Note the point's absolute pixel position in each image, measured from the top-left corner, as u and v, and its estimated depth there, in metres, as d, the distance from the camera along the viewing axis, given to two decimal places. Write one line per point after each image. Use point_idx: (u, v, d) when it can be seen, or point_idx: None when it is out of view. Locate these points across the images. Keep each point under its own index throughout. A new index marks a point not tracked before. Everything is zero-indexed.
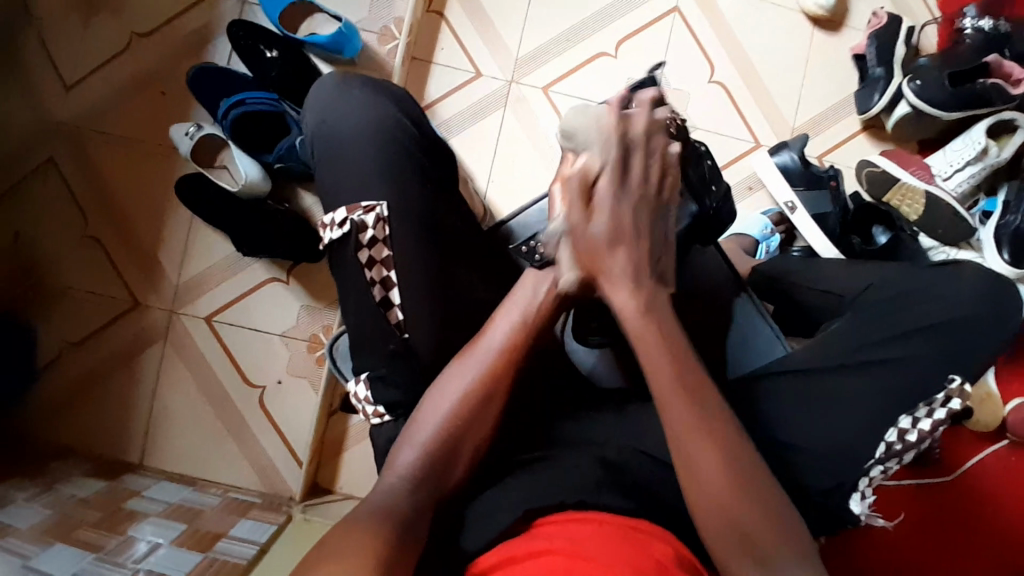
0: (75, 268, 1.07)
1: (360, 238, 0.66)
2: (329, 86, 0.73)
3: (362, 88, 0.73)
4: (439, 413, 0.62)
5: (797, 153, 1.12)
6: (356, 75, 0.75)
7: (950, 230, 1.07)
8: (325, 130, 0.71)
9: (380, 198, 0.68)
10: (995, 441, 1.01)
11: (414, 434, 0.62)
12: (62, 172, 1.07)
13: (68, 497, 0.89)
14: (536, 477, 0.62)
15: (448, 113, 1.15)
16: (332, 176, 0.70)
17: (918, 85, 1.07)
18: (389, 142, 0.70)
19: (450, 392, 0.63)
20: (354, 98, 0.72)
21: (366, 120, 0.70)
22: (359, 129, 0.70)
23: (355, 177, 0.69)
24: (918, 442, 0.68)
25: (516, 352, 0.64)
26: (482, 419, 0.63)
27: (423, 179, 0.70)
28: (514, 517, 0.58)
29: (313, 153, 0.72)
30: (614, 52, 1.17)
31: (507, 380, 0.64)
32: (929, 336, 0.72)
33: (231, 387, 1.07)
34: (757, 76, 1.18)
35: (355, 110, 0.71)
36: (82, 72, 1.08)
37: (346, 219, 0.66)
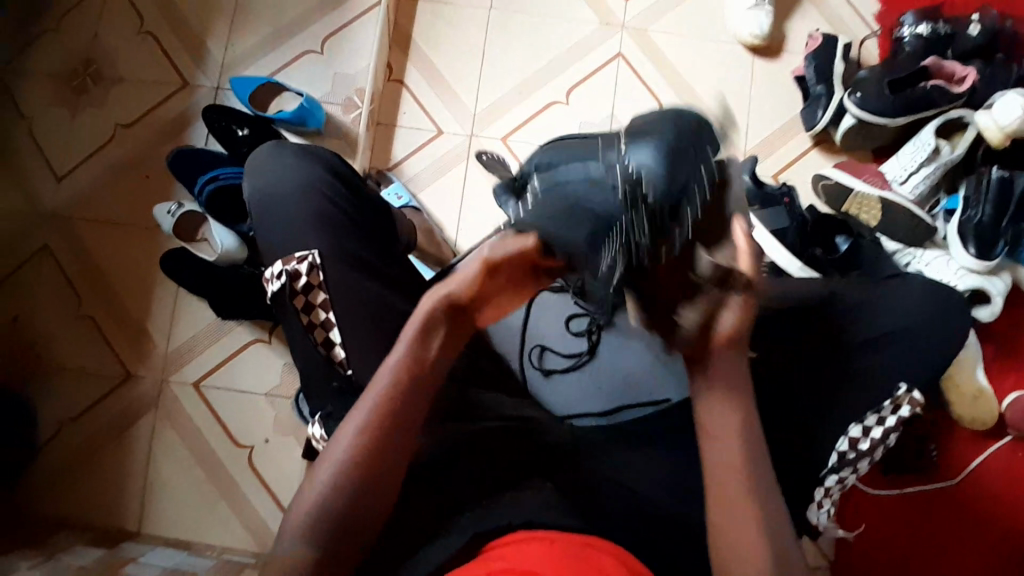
0: (71, 347, 1.14)
1: (294, 285, 0.71)
2: (266, 155, 0.79)
3: (294, 150, 0.80)
4: (324, 480, 0.57)
5: (748, 174, 1.15)
6: (288, 141, 0.82)
7: (912, 233, 1.09)
8: (259, 192, 0.77)
9: (313, 247, 0.72)
10: (997, 439, 1.03)
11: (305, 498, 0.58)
12: (55, 259, 1.15)
13: (65, 564, 0.91)
14: (485, 499, 0.64)
15: (413, 170, 1.22)
16: (268, 230, 0.76)
17: (859, 97, 1.11)
18: (317, 193, 0.76)
19: (336, 455, 0.58)
20: (285, 164, 0.78)
21: (296, 181, 0.76)
22: (290, 185, 0.76)
23: (288, 227, 0.74)
24: (872, 450, 0.71)
25: (394, 406, 0.59)
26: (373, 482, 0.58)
27: (350, 223, 0.76)
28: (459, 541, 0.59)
29: (251, 213, 0.78)
30: (565, 99, 1.24)
31: (397, 435, 0.59)
32: (876, 350, 0.75)
33: (221, 448, 1.10)
34: (704, 106, 1.24)
35: (287, 169, 0.78)
36: (76, 167, 1.18)
37: (281, 270, 0.71)
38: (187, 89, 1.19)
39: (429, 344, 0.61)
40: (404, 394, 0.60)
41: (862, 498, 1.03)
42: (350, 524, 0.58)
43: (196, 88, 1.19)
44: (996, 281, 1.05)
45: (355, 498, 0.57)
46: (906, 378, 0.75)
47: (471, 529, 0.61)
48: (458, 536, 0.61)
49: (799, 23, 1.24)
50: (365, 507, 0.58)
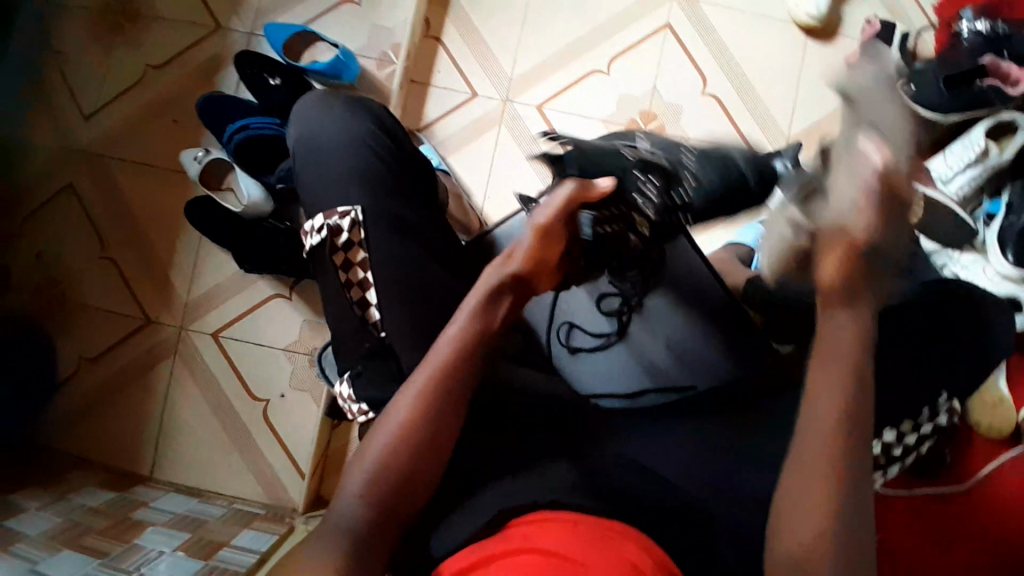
0: (91, 289, 1.13)
1: (335, 240, 0.69)
2: (312, 101, 0.77)
3: (339, 101, 0.77)
4: (389, 435, 0.59)
5: (790, 161, 1.11)
6: (332, 91, 0.80)
7: (954, 235, 1.05)
8: (300, 142, 0.75)
9: (355, 203, 0.71)
10: (1011, 448, 1.00)
11: (366, 459, 0.58)
12: (79, 197, 1.14)
13: (79, 506, 0.92)
14: (513, 477, 0.63)
15: (445, 132, 1.19)
16: (307, 182, 0.74)
17: (914, 88, 1.04)
18: (360, 147, 0.74)
19: (400, 410, 0.60)
20: (331, 113, 0.76)
21: (342, 132, 0.74)
22: (335, 136, 0.74)
23: (330, 179, 0.72)
24: (903, 455, 0.72)
25: (460, 377, 0.61)
26: (436, 443, 0.59)
27: (390, 178, 0.73)
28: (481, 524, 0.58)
29: (290, 164, 0.76)
30: (606, 69, 1.19)
31: (456, 401, 0.61)
32: None
33: (238, 399, 1.10)
34: (751, 86, 1.19)
35: (330, 119, 0.75)
36: (103, 104, 1.15)
37: (323, 225, 0.70)
38: (218, 31, 1.15)
39: (492, 322, 0.64)
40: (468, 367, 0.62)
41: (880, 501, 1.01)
42: (410, 489, 0.58)
43: (228, 31, 1.15)
44: None
45: (412, 465, 0.58)
46: (948, 388, 0.73)
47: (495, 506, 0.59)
48: (481, 512, 0.59)
49: (857, 6, 1.19)
50: (427, 469, 0.59)
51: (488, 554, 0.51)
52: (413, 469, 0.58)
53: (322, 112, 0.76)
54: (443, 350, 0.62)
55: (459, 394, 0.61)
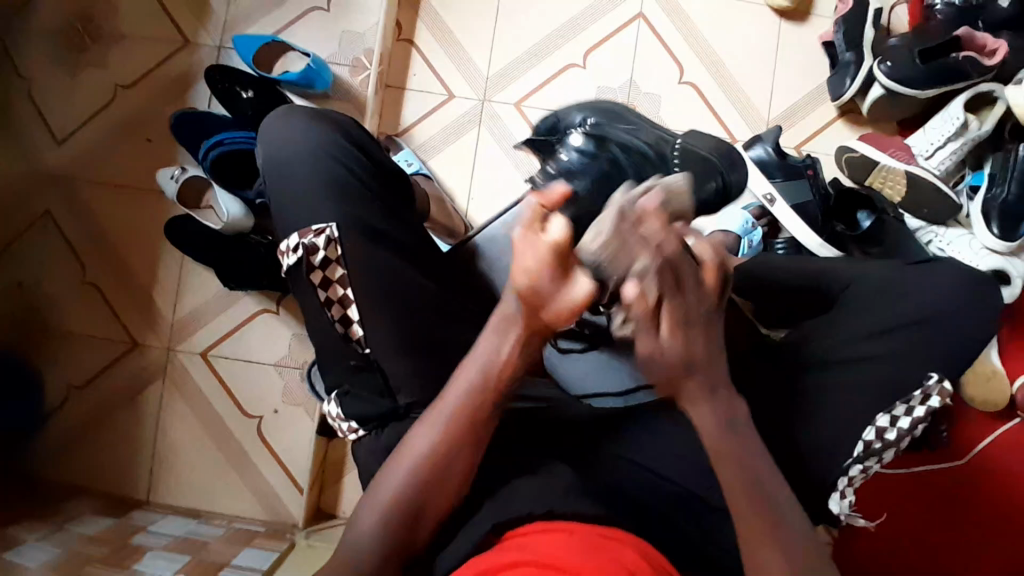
0: (75, 316, 1.11)
1: (311, 260, 0.67)
2: (277, 116, 0.75)
3: (306, 115, 0.75)
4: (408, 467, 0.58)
5: (771, 145, 1.11)
6: (297, 104, 0.77)
7: (938, 211, 1.06)
8: (271, 162, 0.73)
9: (330, 221, 0.69)
10: (1008, 419, 1.01)
11: (385, 487, 0.59)
12: (55, 223, 1.12)
13: (77, 534, 0.91)
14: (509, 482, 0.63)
15: (424, 136, 1.17)
16: (281, 202, 0.72)
17: (889, 66, 1.06)
18: (334, 163, 0.72)
19: (421, 443, 0.58)
20: (298, 127, 0.74)
21: (311, 147, 0.72)
22: (305, 151, 0.72)
23: (304, 197, 0.70)
24: (898, 439, 0.70)
25: (474, 418, 0.58)
26: (455, 473, 0.59)
27: (367, 193, 0.72)
28: (484, 532, 0.58)
29: (262, 185, 0.74)
30: (582, 63, 1.19)
31: (479, 433, 0.58)
32: (901, 334, 0.74)
33: (231, 417, 1.09)
34: (728, 72, 1.19)
35: (300, 135, 0.73)
36: (75, 127, 1.13)
37: (298, 244, 0.68)
38: (187, 47, 1.13)
39: (502, 361, 0.57)
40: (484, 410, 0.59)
41: (878, 479, 1.03)
42: (428, 516, 0.58)
43: (196, 45, 1.13)
44: (1019, 261, 1.02)
45: (430, 494, 0.58)
46: (936, 369, 0.74)
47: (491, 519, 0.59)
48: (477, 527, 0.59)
49: None
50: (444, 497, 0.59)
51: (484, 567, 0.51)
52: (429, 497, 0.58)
53: (292, 130, 0.74)
54: (456, 392, 0.58)
55: (472, 435, 0.58)
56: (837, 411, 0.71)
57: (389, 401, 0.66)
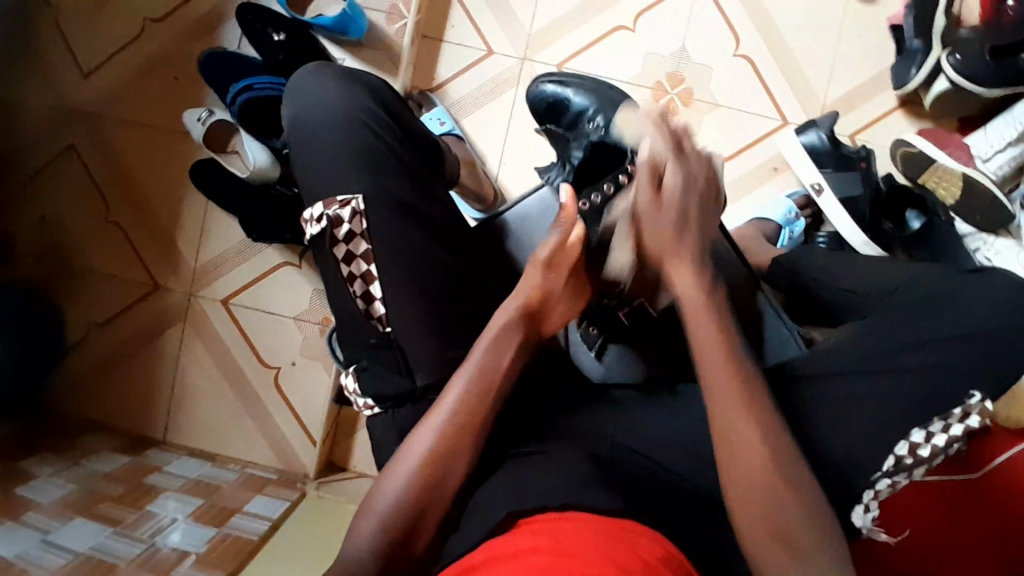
0: (98, 254, 1.11)
1: (335, 232, 0.66)
2: (306, 76, 0.72)
3: (336, 77, 0.72)
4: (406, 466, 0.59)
5: (825, 132, 1.06)
6: (327, 63, 0.74)
7: (988, 215, 0.99)
8: (296, 125, 0.71)
9: (357, 191, 0.67)
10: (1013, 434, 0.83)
11: (386, 488, 0.59)
12: (82, 159, 1.11)
13: (93, 471, 0.94)
14: (526, 469, 0.61)
15: (457, 93, 1.12)
16: (306, 169, 0.69)
17: (959, 58, 0.97)
18: (363, 130, 0.69)
19: (418, 441, 0.60)
20: (329, 89, 0.71)
21: (341, 113, 0.70)
22: (335, 117, 0.70)
23: (333, 162, 0.68)
24: (930, 457, 0.67)
25: (474, 421, 0.60)
26: (453, 470, 0.59)
27: (396, 161, 0.70)
28: (501, 516, 0.54)
29: (288, 145, 0.71)
30: (632, 25, 1.11)
31: (472, 431, 0.60)
32: (947, 351, 0.70)
33: (248, 367, 1.10)
34: (787, 48, 1.11)
35: (330, 97, 0.71)
36: (101, 60, 1.10)
37: (322, 215, 0.66)
38: None
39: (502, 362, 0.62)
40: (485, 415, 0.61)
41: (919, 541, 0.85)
42: (429, 514, 0.58)
43: None
44: None
45: (429, 492, 0.58)
46: (981, 389, 0.69)
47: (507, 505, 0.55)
48: (490, 514, 0.55)
49: None
50: (444, 494, 0.59)
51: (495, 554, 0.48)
52: (428, 494, 0.58)
53: (324, 93, 0.71)
54: (455, 389, 0.61)
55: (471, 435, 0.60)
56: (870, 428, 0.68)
57: (407, 382, 0.65)
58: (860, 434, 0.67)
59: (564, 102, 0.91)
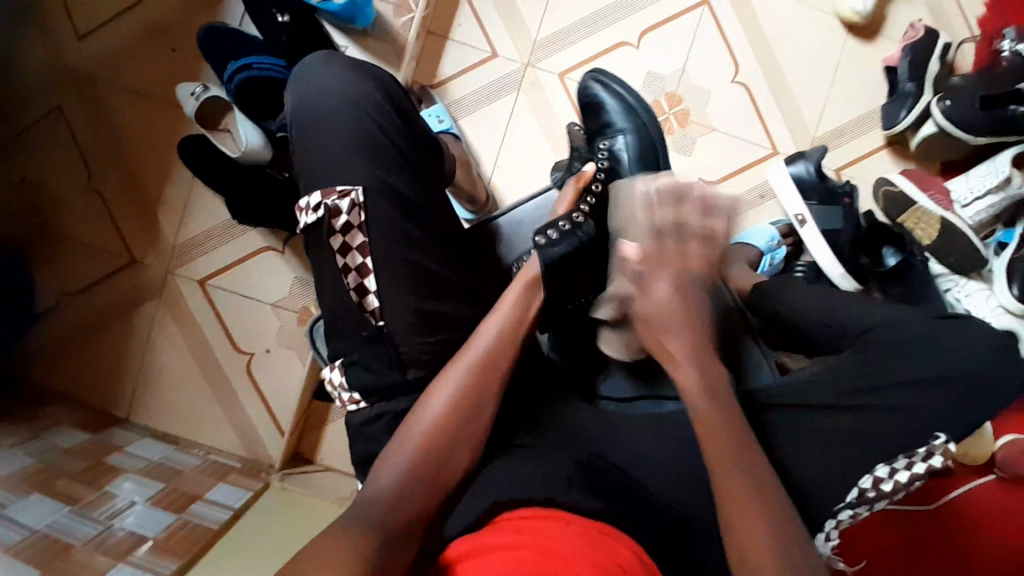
0: (73, 221, 1.07)
1: (332, 223, 0.65)
2: (314, 62, 0.72)
3: (344, 64, 0.72)
4: (430, 414, 0.61)
5: (813, 164, 1.08)
6: (337, 52, 0.73)
7: (963, 259, 1.04)
8: (300, 108, 0.70)
9: (356, 183, 0.66)
10: (981, 473, 0.87)
11: (408, 436, 0.60)
12: (65, 122, 1.07)
13: (53, 446, 0.90)
14: (507, 472, 0.61)
15: (459, 93, 1.12)
16: (306, 155, 0.68)
17: (948, 104, 1.02)
18: (368, 119, 0.68)
19: (443, 391, 0.62)
20: (336, 76, 0.70)
21: (348, 100, 0.69)
22: (339, 104, 0.69)
23: (335, 150, 0.67)
24: (892, 492, 0.69)
25: (490, 378, 0.63)
26: (473, 423, 0.61)
27: (397, 155, 0.69)
28: (486, 508, 0.56)
29: (291, 131, 0.71)
30: (636, 43, 1.13)
31: (494, 382, 0.63)
32: (921, 389, 0.72)
33: (220, 350, 1.07)
34: (783, 80, 1.14)
35: (338, 85, 0.70)
36: (94, 21, 1.06)
37: (320, 203, 0.65)
38: None
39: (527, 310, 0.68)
40: (485, 388, 0.63)
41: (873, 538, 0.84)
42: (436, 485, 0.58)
43: None
44: None
45: (449, 438, 0.60)
46: (946, 431, 0.72)
47: (492, 494, 0.58)
48: (478, 507, 0.57)
49: (903, 6, 1.13)
50: (460, 445, 0.61)
51: (478, 549, 0.49)
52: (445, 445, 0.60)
53: (332, 80, 0.70)
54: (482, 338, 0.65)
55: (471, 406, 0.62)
56: (838, 455, 0.70)
57: (400, 376, 0.65)
58: (833, 460, 0.69)
59: (599, 101, 0.92)
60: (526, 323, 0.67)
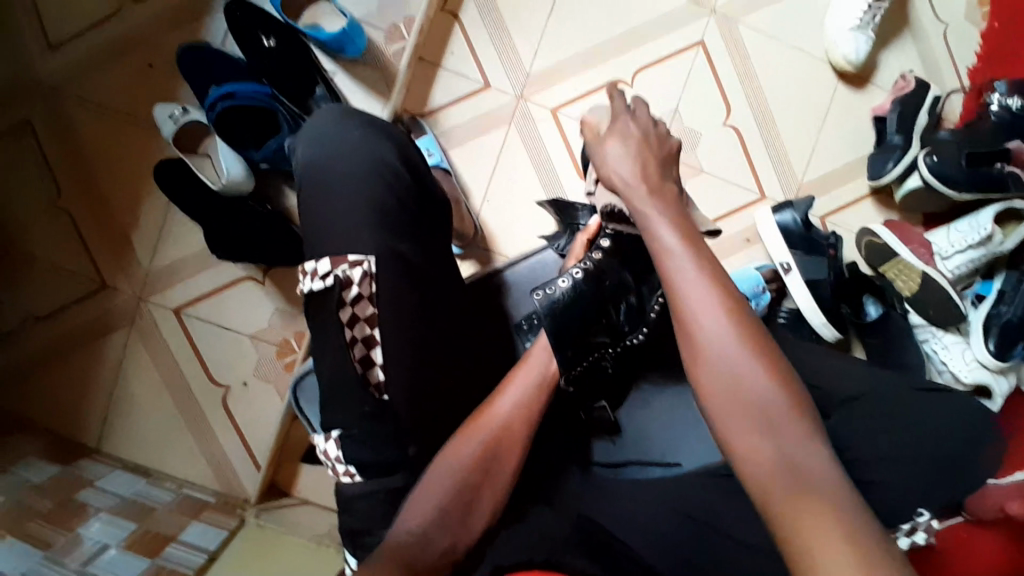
0: (43, 242, 1.03)
1: (343, 294, 0.64)
2: (328, 118, 0.71)
3: (358, 124, 0.71)
4: (459, 458, 0.62)
5: (800, 214, 1.08)
6: (349, 107, 0.73)
7: (942, 313, 1.03)
8: (312, 167, 0.69)
9: (369, 252, 0.65)
10: None
11: (438, 479, 0.60)
12: (36, 138, 1.02)
13: (20, 480, 0.86)
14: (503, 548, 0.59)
15: (450, 123, 1.10)
16: (315, 217, 0.67)
17: (935, 160, 1.02)
18: (382, 184, 0.68)
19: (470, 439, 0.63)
20: (352, 136, 0.70)
21: (362, 162, 0.68)
22: (351, 166, 0.68)
23: (335, 212, 0.66)
24: (878, 568, 0.69)
25: (519, 425, 0.65)
26: (499, 473, 0.63)
27: (406, 219, 0.68)
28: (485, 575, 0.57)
29: (297, 182, 0.70)
30: (630, 80, 1.12)
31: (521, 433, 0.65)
32: (909, 464, 0.73)
33: (196, 382, 1.04)
34: (774, 124, 1.14)
35: (349, 143, 0.69)
36: (71, 34, 1.02)
37: (329, 272, 0.64)
38: None
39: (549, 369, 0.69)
40: (500, 452, 0.63)
41: None
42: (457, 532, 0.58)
43: None
44: (1005, 380, 1.00)
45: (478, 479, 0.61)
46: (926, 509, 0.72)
47: (490, 559, 0.58)
48: None
49: (893, 56, 1.14)
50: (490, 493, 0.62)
51: None
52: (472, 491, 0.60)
53: (349, 140, 0.69)
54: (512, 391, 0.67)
55: (486, 470, 0.62)
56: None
57: (397, 452, 0.63)
58: None
59: None
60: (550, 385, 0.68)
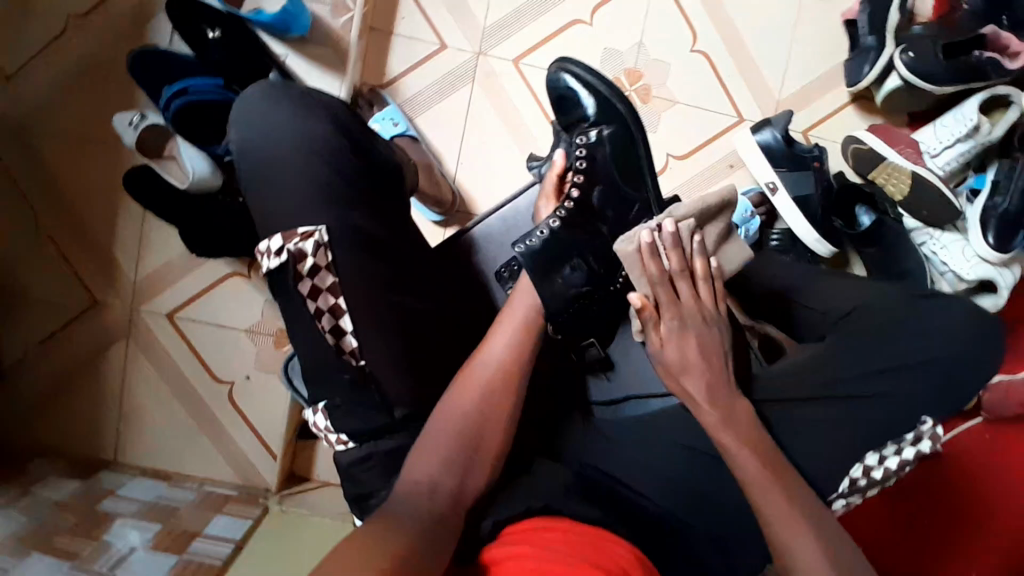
0: (28, 268, 1.04)
1: (299, 267, 0.63)
2: (260, 97, 0.69)
3: (291, 99, 0.69)
4: (455, 418, 0.60)
5: (780, 131, 1.04)
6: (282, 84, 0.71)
7: (936, 211, 1.01)
8: (251, 153, 0.68)
9: (320, 223, 0.65)
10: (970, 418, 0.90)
11: (437, 444, 0.59)
12: (3, 166, 1.02)
13: (43, 500, 0.87)
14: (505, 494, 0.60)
15: (411, 91, 1.08)
16: (267, 201, 0.67)
17: (911, 57, 0.97)
18: (324, 160, 0.67)
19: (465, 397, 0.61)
20: (285, 114, 0.68)
21: (299, 140, 0.67)
22: (292, 146, 0.67)
23: (282, 195, 0.66)
24: (883, 478, 0.70)
25: (511, 373, 0.63)
26: (496, 426, 0.61)
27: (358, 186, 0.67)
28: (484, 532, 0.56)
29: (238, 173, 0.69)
30: (589, 20, 1.08)
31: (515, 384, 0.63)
32: (904, 374, 0.72)
33: (201, 383, 1.06)
34: (743, 42, 1.10)
35: (284, 121, 0.68)
36: (19, 57, 1.01)
37: (282, 247, 0.64)
38: None
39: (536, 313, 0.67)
40: (494, 404, 0.62)
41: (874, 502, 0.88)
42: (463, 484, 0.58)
43: None
44: (1009, 271, 0.98)
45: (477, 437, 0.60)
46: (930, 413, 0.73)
47: (489, 514, 0.57)
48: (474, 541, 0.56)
49: None
50: (493, 445, 0.61)
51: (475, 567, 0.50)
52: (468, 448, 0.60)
53: (285, 120, 0.68)
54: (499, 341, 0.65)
55: (478, 423, 0.60)
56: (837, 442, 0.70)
57: (383, 415, 0.63)
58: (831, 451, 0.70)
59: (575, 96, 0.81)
60: (532, 333, 0.66)
